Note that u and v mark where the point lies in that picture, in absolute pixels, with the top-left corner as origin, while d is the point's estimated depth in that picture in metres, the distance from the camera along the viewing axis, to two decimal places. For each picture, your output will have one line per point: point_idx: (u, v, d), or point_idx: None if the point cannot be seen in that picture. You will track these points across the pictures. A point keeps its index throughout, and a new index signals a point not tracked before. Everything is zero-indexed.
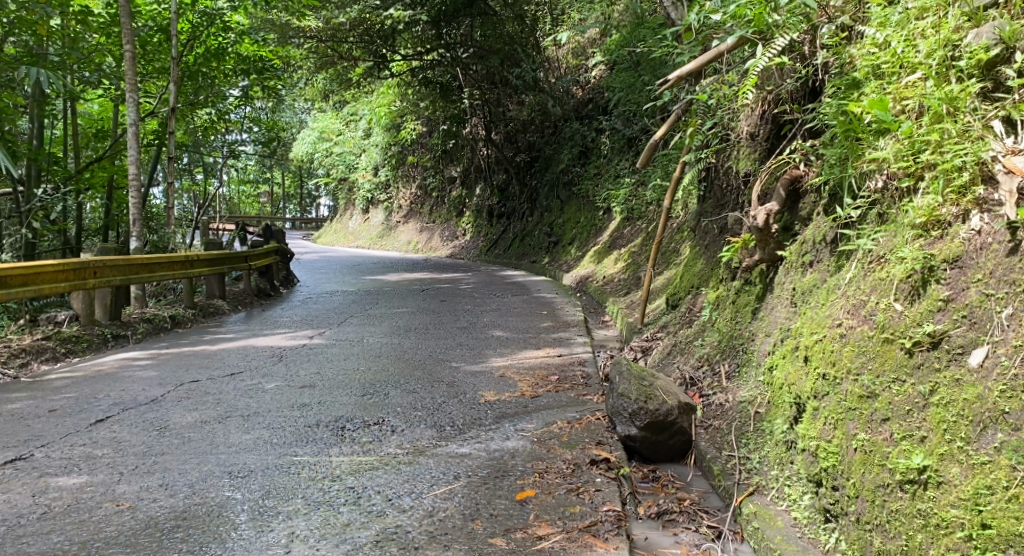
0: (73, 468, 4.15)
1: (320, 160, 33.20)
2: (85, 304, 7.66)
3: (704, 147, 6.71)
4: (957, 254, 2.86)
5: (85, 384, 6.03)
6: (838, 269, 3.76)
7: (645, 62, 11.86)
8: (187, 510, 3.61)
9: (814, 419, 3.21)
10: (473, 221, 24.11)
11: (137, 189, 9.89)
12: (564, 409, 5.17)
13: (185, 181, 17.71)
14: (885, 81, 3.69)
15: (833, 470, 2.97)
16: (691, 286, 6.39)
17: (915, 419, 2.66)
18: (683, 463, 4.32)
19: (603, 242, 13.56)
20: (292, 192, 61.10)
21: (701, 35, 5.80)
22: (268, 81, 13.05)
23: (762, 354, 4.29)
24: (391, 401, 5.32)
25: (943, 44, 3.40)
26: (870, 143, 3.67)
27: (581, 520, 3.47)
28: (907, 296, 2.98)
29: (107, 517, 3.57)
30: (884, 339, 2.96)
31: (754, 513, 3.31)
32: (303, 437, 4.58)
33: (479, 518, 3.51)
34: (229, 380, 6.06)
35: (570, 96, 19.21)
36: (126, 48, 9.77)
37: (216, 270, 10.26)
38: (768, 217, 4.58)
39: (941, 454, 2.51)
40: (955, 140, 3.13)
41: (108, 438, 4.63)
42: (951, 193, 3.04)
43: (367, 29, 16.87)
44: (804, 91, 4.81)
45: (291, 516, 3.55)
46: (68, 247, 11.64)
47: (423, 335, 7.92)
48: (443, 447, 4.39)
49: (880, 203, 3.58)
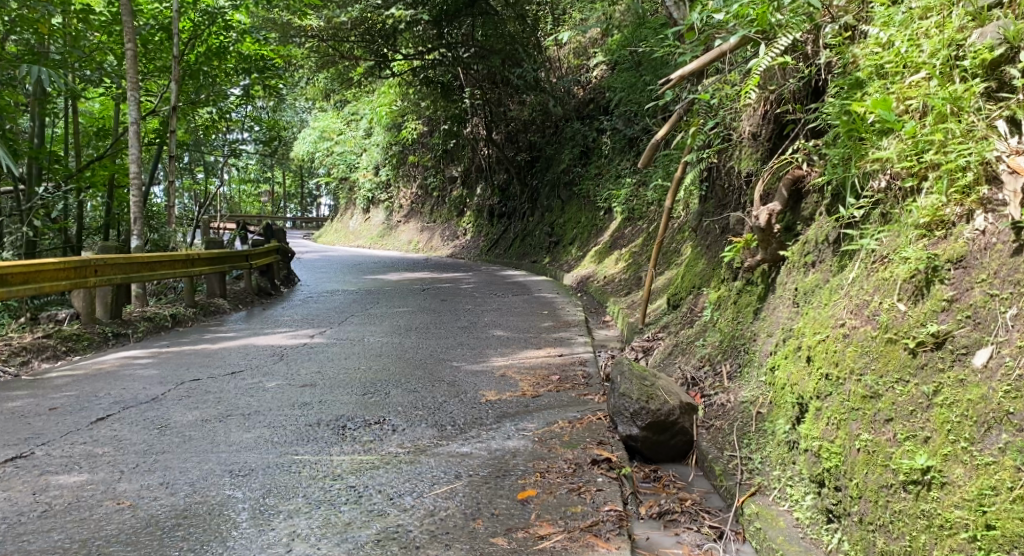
0: (74, 467, 4.14)
1: (320, 159, 33.19)
2: (86, 302, 7.66)
3: (706, 147, 6.70)
4: (961, 254, 2.86)
5: (86, 382, 6.03)
6: (841, 270, 3.75)
7: (647, 62, 11.85)
8: (189, 509, 3.61)
9: (817, 419, 3.20)
10: (474, 221, 24.11)
11: (137, 187, 9.92)
12: (565, 409, 5.17)
13: (186, 180, 17.73)
14: (888, 81, 3.69)
15: (836, 470, 2.96)
16: (692, 285, 6.39)
17: (919, 419, 2.65)
18: (684, 463, 4.32)
19: (604, 242, 13.54)
20: (293, 192, 61.10)
21: (703, 35, 5.79)
22: (269, 80, 13.03)
23: (764, 355, 4.28)
24: (393, 400, 5.31)
25: (947, 44, 3.39)
26: (873, 143, 3.66)
27: (583, 520, 3.46)
28: (910, 296, 2.97)
29: (108, 515, 3.57)
30: (888, 339, 2.95)
31: (757, 513, 3.30)
32: (304, 436, 4.57)
33: (481, 518, 3.50)
34: (230, 379, 6.05)
35: (571, 96, 19.20)
36: (127, 47, 9.75)
37: (217, 269, 10.26)
38: (770, 217, 4.58)
39: (944, 455, 2.50)
40: (959, 139, 3.12)
41: (109, 436, 4.62)
42: (955, 193, 3.03)
43: (368, 28, 16.86)
44: (807, 91, 4.80)
45: (292, 515, 3.54)
46: (68, 245, 11.65)
47: (424, 335, 7.92)
48: (444, 446, 4.39)
49: (883, 203, 3.57)
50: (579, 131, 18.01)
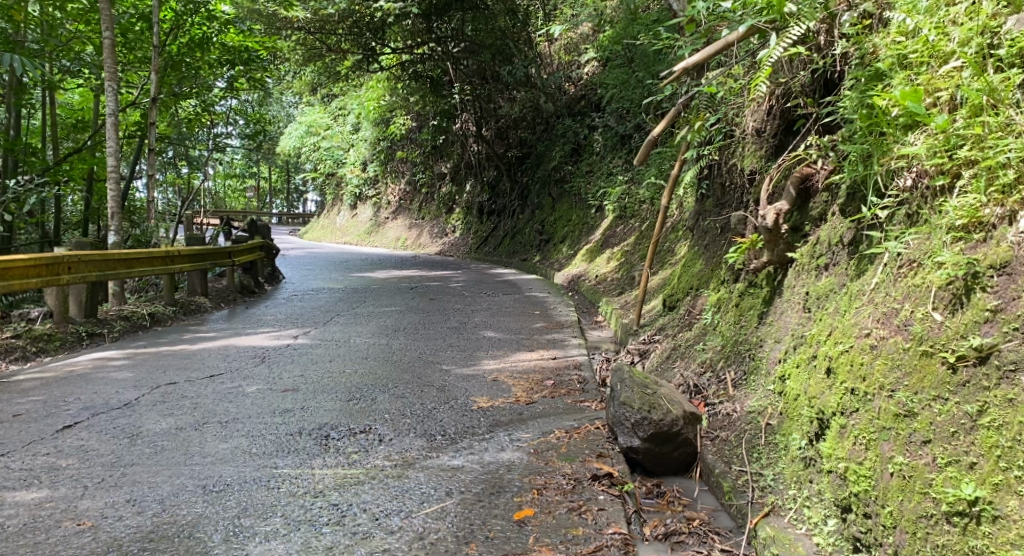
0: (33, 482, 3.83)
1: (307, 154, 32.83)
2: (58, 301, 7.29)
3: (706, 144, 6.46)
4: (1005, 260, 2.61)
5: (55, 386, 5.69)
6: (859, 274, 3.52)
7: (638, 58, 11.70)
8: (156, 531, 3.32)
9: (841, 437, 2.93)
10: (463, 218, 23.82)
11: (117, 182, 9.52)
12: (562, 417, 4.90)
13: (170, 174, 17.38)
14: (912, 72, 3.46)
15: (865, 495, 2.71)
16: (689, 286, 6.15)
17: (963, 442, 2.43)
18: (688, 477, 4.05)
19: (595, 240, 13.27)
20: (278, 187, 60.52)
21: (706, 26, 5.52)
22: (253, 73, 12.68)
23: (772, 362, 4.03)
24: (380, 408, 5.03)
25: (980, 31, 3.20)
26: (897, 138, 3.43)
27: (585, 545, 3.21)
28: (947, 304, 2.74)
29: (66, 538, 3.27)
30: (922, 352, 2.72)
31: (772, 537, 3.03)
32: (285, 447, 4.28)
33: (476, 542, 3.23)
34: (208, 383, 5.75)
35: (561, 92, 18.91)
36: (106, 36, 9.34)
37: (198, 267, 9.89)
38: (778, 217, 4.30)
39: (995, 485, 2.29)
40: (996, 135, 2.90)
41: (75, 446, 4.32)
42: (994, 193, 2.79)
43: (356, 22, 16.47)
44: (818, 84, 4.57)
45: (269, 537, 3.26)
46: (45, 240, 11.26)
47: (412, 336, 7.62)
48: (434, 459, 4.11)
49: (909, 203, 3.31)
50: (570, 128, 17.86)
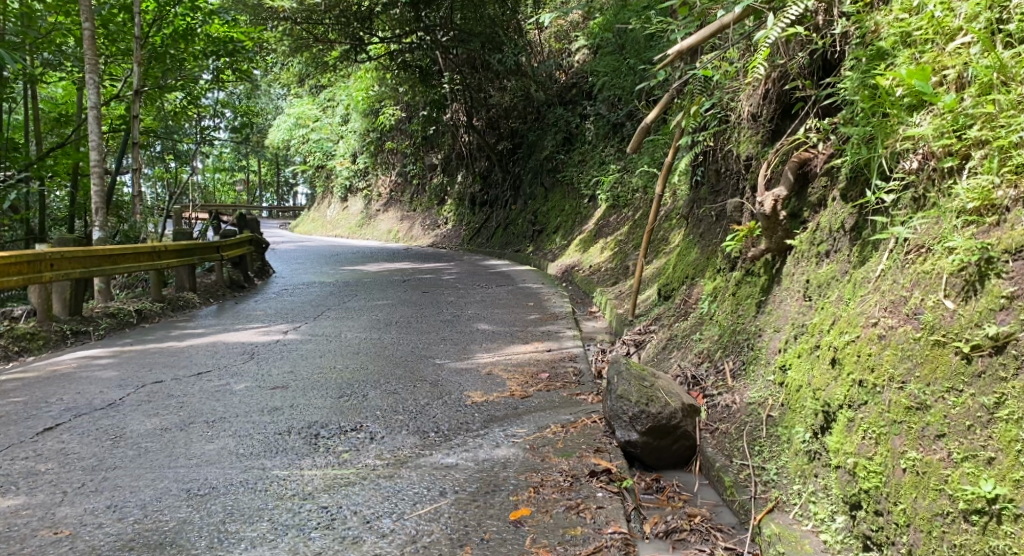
0: (9, 488, 3.69)
1: (297, 146, 32.52)
2: (42, 299, 7.12)
3: (702, 130, 6.30)
4: (1020, 244, 2.50)
5: (37, 386, 5.53)
6: (863, 262, 3.41)
7: (630, 44, 11.53)
8: (136, 538, 3.18)
9: (849, 431, 2.84)
10: (455, 209, 23.64)
11: (101, 176, 9.26)
12: (557, 411, 4.78)
13: (158, 169, 17.15)
14: (917, 50, 3.35)
15: (875, 491, 2.63)
16: (685, 276, 6.04)
17: (979, 437, 2.34)
18: (688, 471, 3.92)
19: (588, 231, 13.13)
20: (268, 182, 60.06)
21: (700, 11, 5.38)
22: (240, 64, 12.44)
23: (771, 352, 3.91)
24: (371, 404, 4.90)
25: (989, 7, 3.08)
26: (902, 119, 3.30)
27: (582, 546, 3.10)
28: (959, 292, 2.63)
29: (42, 548, 3.14)
30: (934, 342, 2.63)
31: (777, 535, 2.93)
32: (273, 447, 4.15)
33: (470, 545, 3.11)
34: (195, 381, 5.60)
35: (553, 81, 18.77)
36: (85, 27, 9.05)
37: (186, 262, 9.67)
38: (776, 203, 4.17)
39: (1015, 481, 2.20)
40: (1008, 113, 2.78)
41: (56, 450, 4.17)
42: (1007, 174, 2.67)
43: (344, 11, 16.22)
44: (816, 66, 4.44)
45: (255, 544, 3.13)
46: (31, 236, 11.01)
47: (404, 330, 7.48)
48: (427, 457, 3.99)
49: (915, 186, 3.21)
50: (562, 117, 17.74)
